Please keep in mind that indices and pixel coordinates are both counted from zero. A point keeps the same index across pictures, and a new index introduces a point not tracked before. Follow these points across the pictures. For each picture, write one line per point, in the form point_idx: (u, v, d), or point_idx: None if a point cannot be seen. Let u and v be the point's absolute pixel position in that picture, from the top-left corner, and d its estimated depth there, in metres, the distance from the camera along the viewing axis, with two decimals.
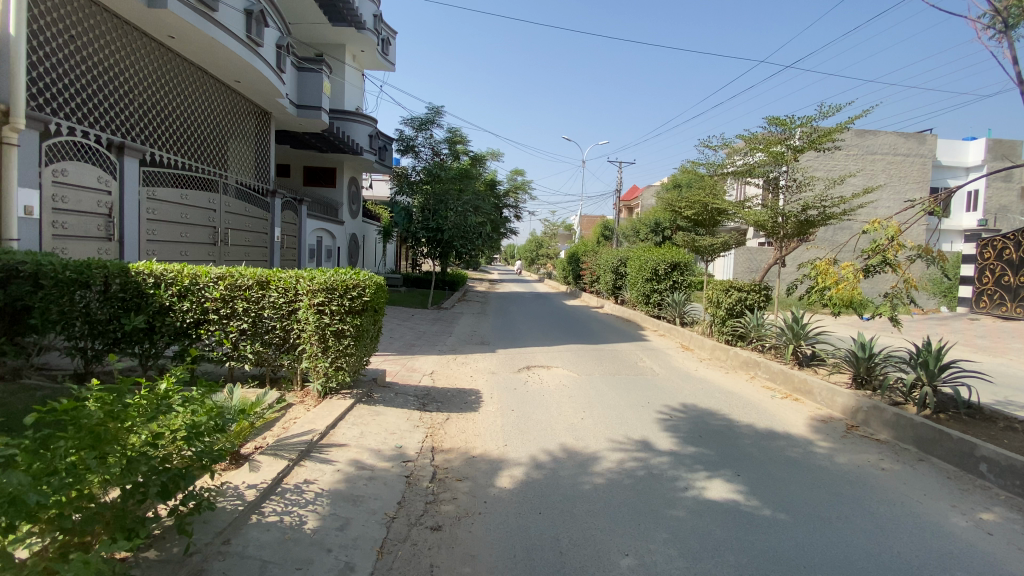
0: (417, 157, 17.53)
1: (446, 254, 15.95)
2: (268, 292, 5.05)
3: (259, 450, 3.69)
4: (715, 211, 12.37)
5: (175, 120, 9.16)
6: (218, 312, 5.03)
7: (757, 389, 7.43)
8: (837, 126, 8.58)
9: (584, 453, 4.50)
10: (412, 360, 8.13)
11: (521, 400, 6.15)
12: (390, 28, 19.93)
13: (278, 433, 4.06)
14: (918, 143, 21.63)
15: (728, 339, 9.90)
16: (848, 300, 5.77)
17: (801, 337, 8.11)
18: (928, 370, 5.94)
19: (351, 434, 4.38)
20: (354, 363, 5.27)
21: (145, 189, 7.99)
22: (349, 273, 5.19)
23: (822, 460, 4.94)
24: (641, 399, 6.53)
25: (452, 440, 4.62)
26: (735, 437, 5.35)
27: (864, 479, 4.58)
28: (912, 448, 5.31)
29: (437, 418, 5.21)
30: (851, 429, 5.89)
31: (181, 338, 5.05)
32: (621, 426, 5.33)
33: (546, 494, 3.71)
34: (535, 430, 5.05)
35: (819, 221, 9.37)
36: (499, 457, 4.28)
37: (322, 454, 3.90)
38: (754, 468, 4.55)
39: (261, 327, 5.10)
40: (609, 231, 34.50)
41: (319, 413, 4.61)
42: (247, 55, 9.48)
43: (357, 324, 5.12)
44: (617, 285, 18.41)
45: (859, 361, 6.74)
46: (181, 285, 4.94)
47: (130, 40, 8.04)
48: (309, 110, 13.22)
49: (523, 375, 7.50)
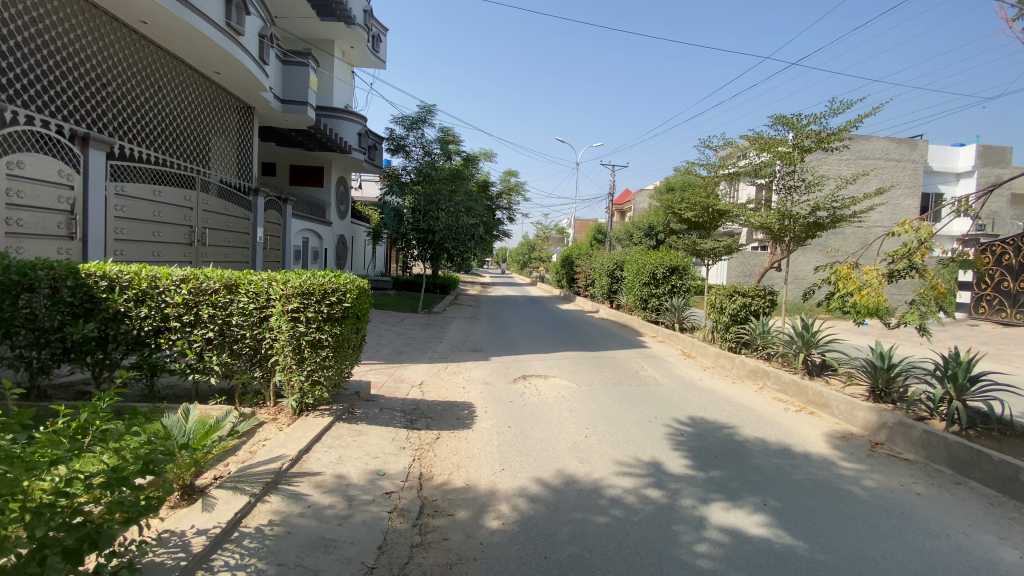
0: (407, 156, 17.02)
1: (438, 256, 15.42)
2: (236, 297, 4.50)
3: (218, 480, 3.22)
4: (716, 211, 11.75)
5: (149, 112, 8.56)
6: (180, 319, 4.48)
7: (768, 402, 6.94)
8: (847, 124, 8.11)
9: (589, 481, 4.00)
10: (399, 369, 7.58)
11: (519, 415, 5.64)
12: (380, 24, 19.35)
13: (243, 458, 3.58)
14: (911, 149, 21.46)
15: (731, 346, 9.48)
16: (873, 307, 5.35)
17: (811, 345, 7.70)
18: (957, 383, 5.50)
19: (327, 459, 3.84)
20: (334, 377, 4.71)
21: (113, 184, 7.37)
22: (328, 276, 4.65)
23: (851, 484, 4.46)
24: (648, 412, 6.04)
25: (442, 466, 4.09)
26: (753, 457, 4.86)
27: (901, 507, 4.10)
28: (946, 470, 4.85)
29: (426, 438, 4.67)
30: (875, 447, 5.43)
31: (139, 349, 4.51)
32: (628, 446, 4.84)
33: (550, 533, 3.19)
34: (535, 452, 4.53)
35: (829, 224, 8.87)
36: (494, 488, 3.76)
37: (291, 485, 3.37)
38: (780, 495, 4.06)
39: (229, 336, 4.56)
40: (601, 233, 34.08)
41: (292, 434, 4.09)
42: (227, 43, 8.90)
43: (336, 333, 4.55)
44: (613, 289, 17.93)
45: (878, 372, 6.31)
46: (139, 288, 4.41)
47: (101, 26, 7.48)
48: (294, 105, 12.62)
49: (519, 386, 7.00)
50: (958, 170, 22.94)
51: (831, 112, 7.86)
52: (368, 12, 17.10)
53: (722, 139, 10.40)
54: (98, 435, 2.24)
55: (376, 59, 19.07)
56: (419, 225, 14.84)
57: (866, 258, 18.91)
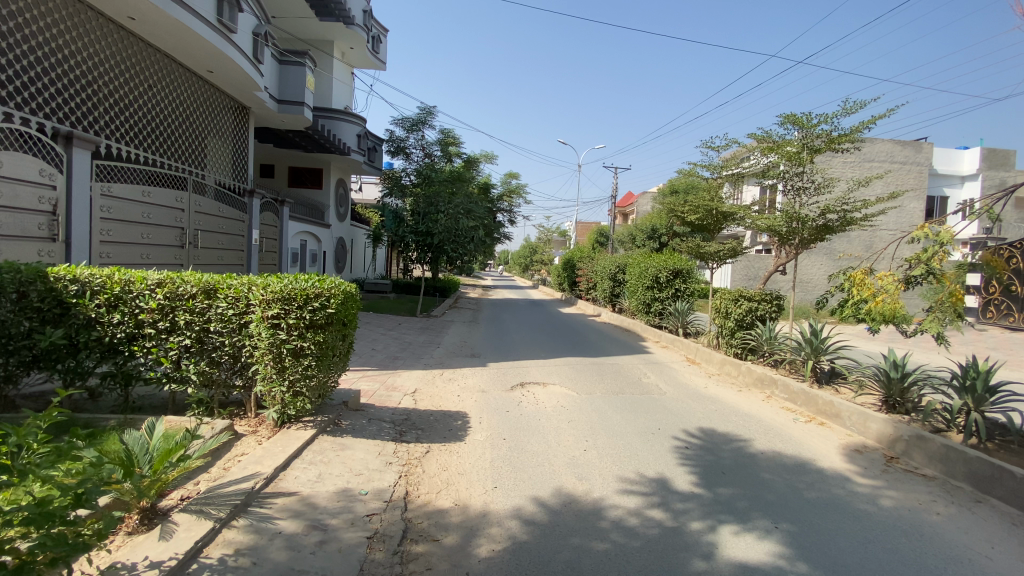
0: (407, 158, 16.75)
1: (437, 259, 15.19)
2: (214, 302, 4.24)
3: (184, 502, 3.01)
4: (720, 213, 11.42)
5: (138, 110, 8.32)
6: (155, 325, 4.23)
7: (777, 412, 6.65)
8: (860, 124, 7.79)
9: (587, 501, 3.73)
10: (393, 376, 7.32)
11: (515, 426, 5.35)
12: (381, 25, 19.12)
13: (215, 476, 3.35)
14: (915, 151, 21.17)
15: (737, 352, 9.19)
16: (889, 313, 5.12)
17: (820, 352, 7.41)
18: (975, 394, 5.21)
19: (306, 477, 3.58)
20: (318, 388, 4.46)
21: (99, 185, 7.11)
22: (311, 280, 4.39)
23: (867, 503, 4.17)
24: (651, 424, 5.75)
25: (430, 484, 3.83)
26: (762, 473, 4.58)
27: (920, 528, 3.82)
28: (966, 486, 4.55)
29: (415, 452, 4.41)
30: (890, 461, 5.14)
31: (113, 356, 4.26)
32: (630, 460, 4.57)
33: (541, 561, 2.92)
34: (530, 467, 4.27)
35: (839, 226, 8.53)
36: (483, 510, 3.49)
37: (263, 507, 3.12)
38: (792, 516, 3.78)
39: (207, 343, 4.29)
40: (604, 236, 33.79)
41: (271, 449, 3.83)
42: (220, 41, 8.70)
43: (319, 341, 4.29)
44: (615, 292, 17.65)
45: (892, 382, 6.02)
46: (111, 293, 4.17)
47: (85, 22, 7.27)
48: (291, 105, 12.40)
49: (517, 394, 6.73)
50: (964, 173, 22.50)
51: (843, 111, 7.53)
52: (367, 13, 16.86)
53: (727, 140, 10.10)
54: (17, 469, 2.00)
55: (377, 60, 18.84)
56: (418, 227, 14.60)
57: (887, 260, 18.24)
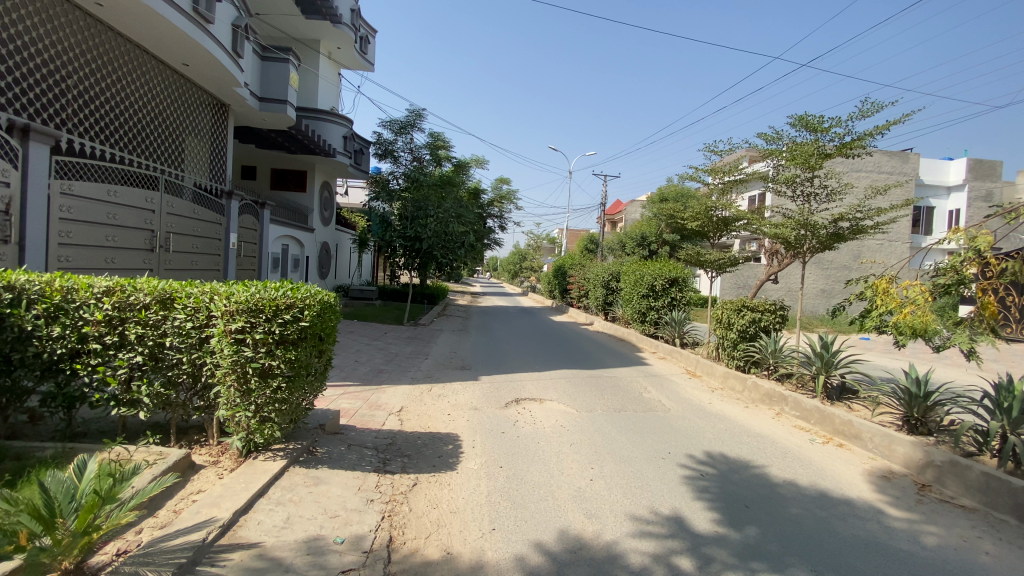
0: (395, 161, 16.14)
1: (425, 265, 14.63)
2: (171, 314, 3.68)
3: (119, 558, 2.46)
4: (720, 220, 10.83)
5: (104, 103, 7.70)
6: (101, 339, 3.64)
7: (790, 431, 6.20)
8: (875, 129, 7.40)
9: (599, 546, 3.22)
10: (377, 393, 6.76)
11: (512, 451, 4.83)
12: (369, 26, 18.54)
13: (162, 523, 2.82)
14: (902, 162, 21.09)
15: (739, 365, 8.71)
16: (916, 328, 4.58)
17: (831, 366, 6.95)
18: (1011, 416, 4.76)
19: (271, 522, 3.04)
20: (289, 412, 3.93)
21: (59, 181, 6.45)
22: (283, 288, 3.86)
23: (909, 542, 3.69)
24: (659, 447, 5.26)
25: (417, 527, 3.30)
26: (787, 507, 4.10)
27: (973, 571, 3.36)
28: (1012, 520, 4.09)
29: (401, 486, 3.87)
30: (923, 489, 4.70)
31: (51, 376, 3.67)
32: (642, 493, 4.07)
33: None
34: (531, 503, 3.75)
35: (850, 235, 8.09)
36: (478, 563, 2.95)
37: (214, 566, 2.58)
38: (830, 561, 3.30)
39: (163, 359, 3.73)
40: (593, 244, 33.48)
41: (231, 486, 3.28)
42: (196, 31, 8.11)
43: (290, 359, 3.76)
44: (608, 301, 17.17)
45: (914, 400, 5.55)
46: (51, 302, 3.57)
47: (47, 7, 6.68)
48: (273, 103, 11.77)
49: (511, 412, 6.20)
50: (949, 183, 22.36)
51: (858, 113, 7.12)
52: (356, 11, 16.32)
53: (729, 144, 9.66)
54: None
55: (365, 61, 18.27)
56: (405, 232, 14.04)
57: None
